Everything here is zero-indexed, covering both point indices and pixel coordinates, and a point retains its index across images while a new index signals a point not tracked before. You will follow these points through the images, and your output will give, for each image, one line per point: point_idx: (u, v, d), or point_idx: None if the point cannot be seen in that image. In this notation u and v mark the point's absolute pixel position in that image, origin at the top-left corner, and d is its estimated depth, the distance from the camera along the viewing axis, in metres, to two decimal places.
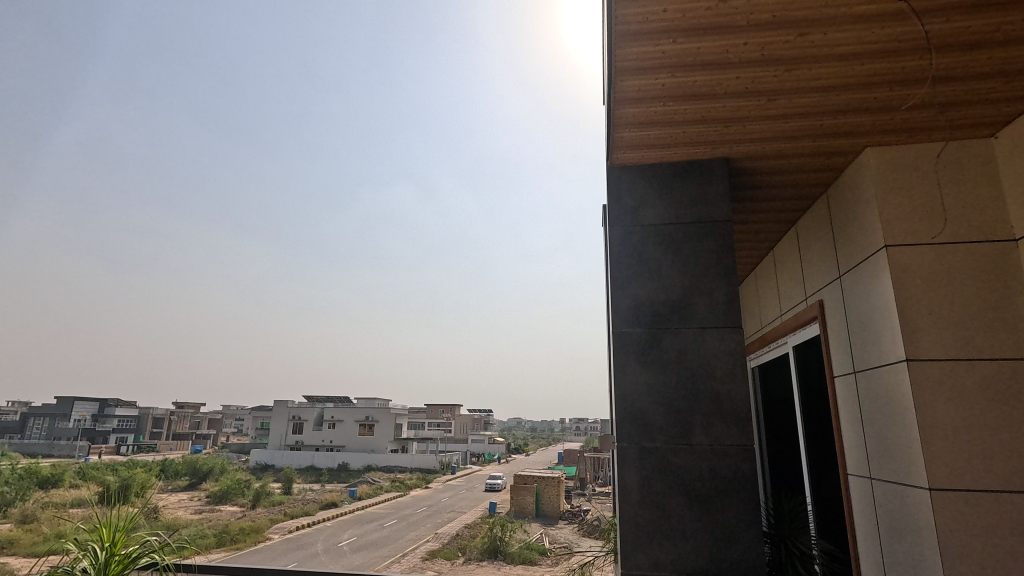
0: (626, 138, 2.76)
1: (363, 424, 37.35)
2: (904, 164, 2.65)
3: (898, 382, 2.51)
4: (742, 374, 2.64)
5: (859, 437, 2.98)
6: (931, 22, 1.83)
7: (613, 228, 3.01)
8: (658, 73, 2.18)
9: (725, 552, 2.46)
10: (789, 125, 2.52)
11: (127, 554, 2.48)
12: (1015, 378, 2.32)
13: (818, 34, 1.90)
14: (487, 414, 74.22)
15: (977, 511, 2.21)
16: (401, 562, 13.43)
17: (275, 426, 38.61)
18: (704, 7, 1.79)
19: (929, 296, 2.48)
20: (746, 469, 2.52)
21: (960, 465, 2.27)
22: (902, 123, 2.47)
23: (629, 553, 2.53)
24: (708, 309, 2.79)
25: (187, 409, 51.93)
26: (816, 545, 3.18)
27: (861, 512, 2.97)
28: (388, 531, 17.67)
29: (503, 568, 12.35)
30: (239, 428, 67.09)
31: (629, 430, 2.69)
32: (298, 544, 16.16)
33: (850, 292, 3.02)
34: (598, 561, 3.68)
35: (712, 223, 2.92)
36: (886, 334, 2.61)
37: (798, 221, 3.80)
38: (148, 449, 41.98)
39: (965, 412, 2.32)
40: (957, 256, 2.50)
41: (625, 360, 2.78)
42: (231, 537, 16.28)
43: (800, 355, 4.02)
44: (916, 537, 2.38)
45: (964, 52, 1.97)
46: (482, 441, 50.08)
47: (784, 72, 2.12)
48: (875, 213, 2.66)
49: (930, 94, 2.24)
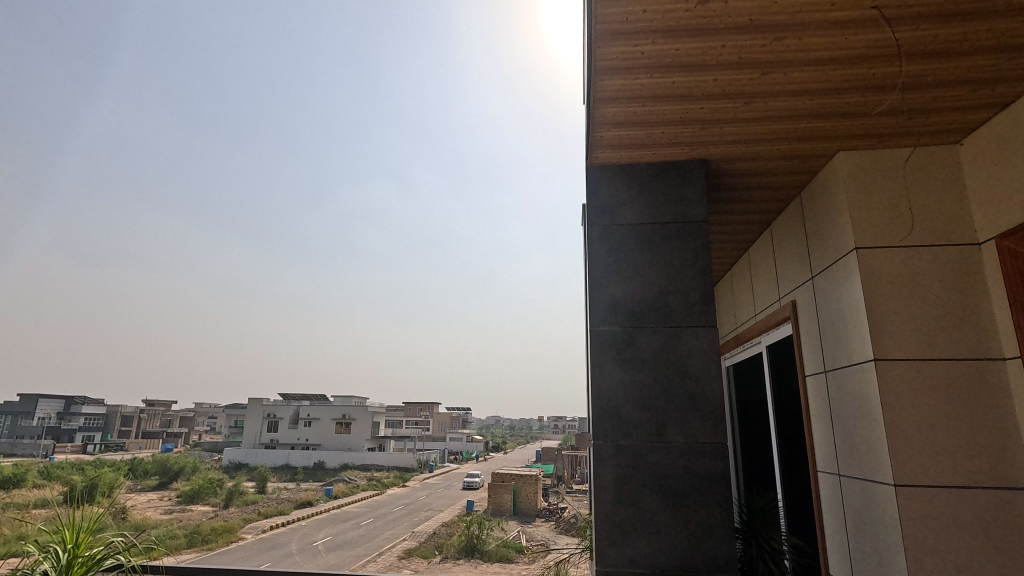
0: (605, 138, 2.77)
1: (340, 424, 36.93)
2: (874, 168, 2.72)
3: (866, 380, 2.58)
4: (717, 373, 2.68)
5: (828, 435, 3.05)
6: (901, 31, 1.87)
7: (591, 227, 3.02)
8: (636, 74, 2.19)
9: (699, 548, 2.49)
10: (764, 128, 2.57)
11: (90, 556, 2.42)
12: (976, 377, 2.39)
13: (792, 39, 1.93)
14: (465, 414, 74.22)
15: (940, 505, 2.28)
16: (377, 561, 13.32)
17: (248, 424, 38.00)
18: (683, 8, 1.81)
19: (895, 296, 2.55)
20: (718, 467, 2.56)
21: (925, 461, 2.34)
22: (871, 128, 2.53)
23: (603, 552, 2.54)
24: (684, 308, 2.82)
25: (158, 409, 50.74)
26: (786, 540, 3.22)
27: (830, 508, 3.03)
28: (365, 531, 17.52)
29: (479, 567, 12.36)
30: (212, 426, 66.14)
31: (605, 428, 2.70)
32: (272, 544, 15.93)
33: (822, 292, 3.09)
34: (573, 558, 3.69)
35: (688, 223, 2.95)
36: (856, 335, 2.67)
37: (773, 223, 3.86)
38: (116, 448, 40.87)
39: (930, 410, 2.39)
40: (923, 257, 2.56)
41: (602, 359, 2.79)
42: (203, 537, 15.98)
43: (773, 355, 4.08)
44: (882, 532, 2.44)
45: (934, 59, 2.03)
46: (460, 440, 49.95)
47: (760, 75, 2.15)
48: (846, 216, 2.72)
49: (899, 100, 2.30)
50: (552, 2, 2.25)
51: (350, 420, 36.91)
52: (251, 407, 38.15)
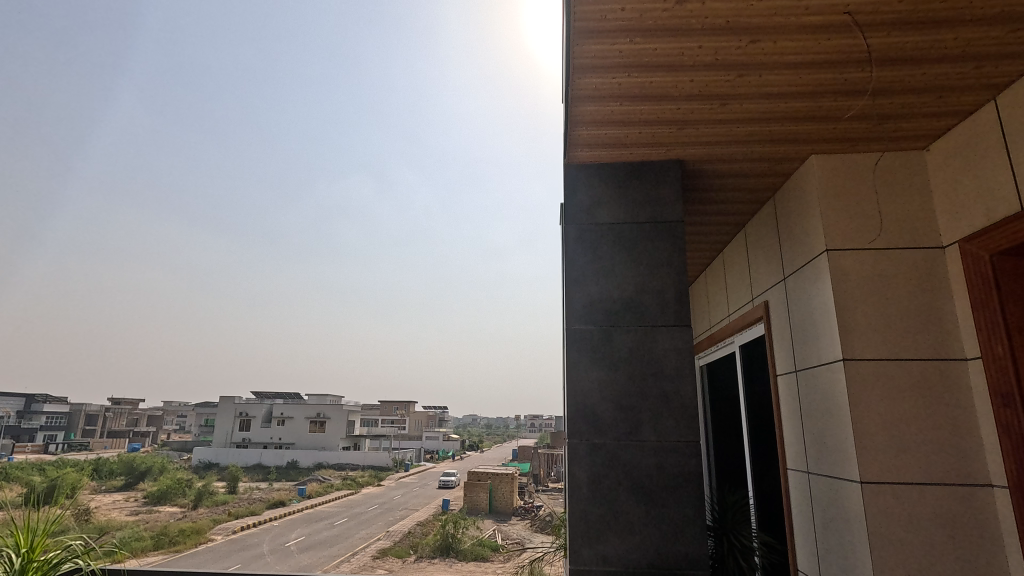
0: (583, 137, 2.77)
1: (314, 422, 36.37)
2: (844, 172, 2.78)
3: (835, 380, 2.63)
4: (690, 373, 2.71)
5: (798, 434, 3.10)
6: (871, 37, 1.91)
7: (568, 226, 3.02)
8: (614, 72, 2.19)
9: (672, 545, 2.51)
10: (740, 130, 2.59)
11: (47, 561, 2.33)
12: (940, 378, 2.45)
13: (768, 42, 1.95)
14: (442, 413, 73.91)
15: (903, 502, 2.34)
16: (350, 561, 13.15)
17: (220, 422, 37.27)
18: (661, 7, 1.81)
19: (862, 297, 2.61)
20: (691, 465, 2.58)
21: (889, 459, 2.40)
22: (842, 132, 2.58)
23: (577, 550, 2.54)
24: (660, 308, 2.84)
25: (124, 407, 49.32)
26: (756, 537, 3.27)
27: (799, 505, 3.08)
28: (338, 531, 17.32)
29: (454, 566, 12.33)
30: (182, 425, 64.96)
31: (580, 426, 2.70)
32: (242, 545, 15.63)
33: (794, 292, 3.13)
34: (547, 557, 3.69)
35: (664, 223, 2.97)
36: (826, 335, 2.72)
37: (747, 224, 3.91)
38: (80, 447, 39.58)
39: (894, 409, 2.45)
40: (890, 260, 2.62)
41: (577, 358, 2.79)
42: (170, 539, 15.59)
43: (745, 355, 4.14)
44: (848, 529, 2.50)
45: (904, 66, 2.07)
46: (437, 438, 49.74)
47: (736, 78, 2.18)
48: (817, 218, 2.78)
49: (869, 105, 2.34)
50: (532, 1, 2.24)
51: (325, 418, 36.41)
52: (222, 405, 37.35)
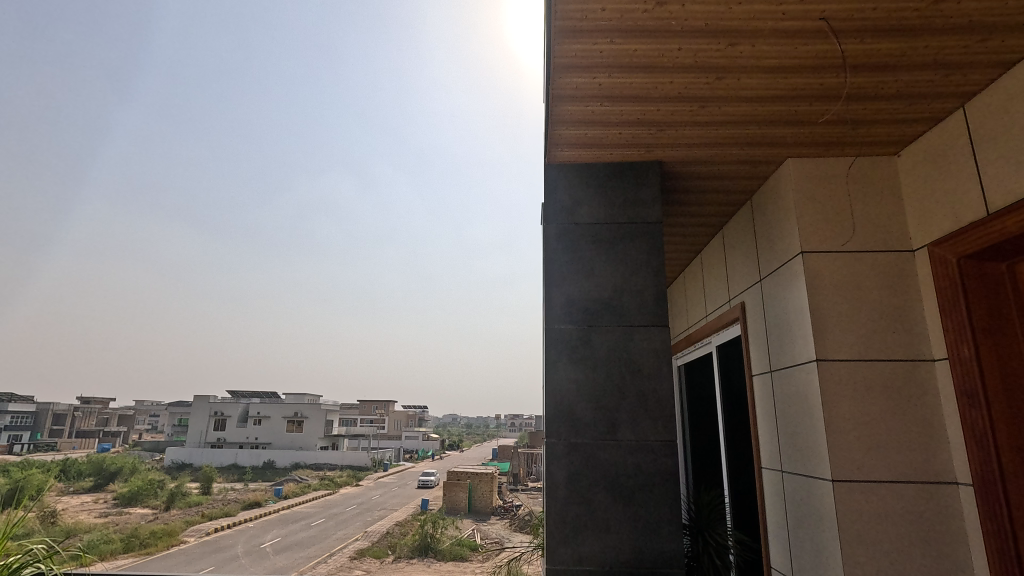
0: (564, 137, 2.77)
1: (292, 421, 35.86)
2: (819, 176, 2.83)
3: (808, 380, 2.67)
4: (668, 373, 2.73)
5: (772, 433, 3.15)
6: (846, 43, 1.95)
7: (548, 226, 3.01)
8: (595, 72, 2.19)
9: (648, 544, 2.52)
10: (718, 132, 2.62)
11: (6, 565, 2.25)
12: (910, 379, 2.50)
13: (746, 46, 1.97)
14: (422, 412, 73.54)
15: (873, 499, 2.39)
16: (327, 562, 13.02)
17: (194, 422, 36.54)
18: (642, 9, 1.81)
19: (836, 298, 2.65)
20: (668, 464, 2.60)
21: (860, 457, 2.45)
22: (817, 136, 2.62)
23: (554, 550, 2.54)
24: (638, 308, 2.85)
25: (94, 407, 47.98)
26: (730, 535, 3.31)
27: (773, 504, 3.13)
28: (315, 532, 17.12)
29: (433, 566, 12.29)
30: (155, 425, 63.57)
31: (558, 426, 2.70)
32: (216, 547, 15.34)
33: (770, 293, 3.18)
34: (525, 557, 3.69)
35: (643, 224, 2.99)
36: (800, 336, 2.77)
37: (724, 226, 3.96)
38: (47, 447, 38.38)
39: (865, 408, 2.50)
40: (863, 262, 2.67)
41: (556, 358, 2.79)
42: (141, 542, 15.23)
43: (722, 355, 4.19)
44: (820, 527, 2.54)
45: (877, 72, 2.11)
46: (416, 438, 49.46)
47: (714, 80, 2.19)
48: (793, 221, 2.82)
49: (843, 110, 2.39)
50: (514, 1, 2.23)
51: (303, 417, 35.92)
52: (196, 404, 36.62)
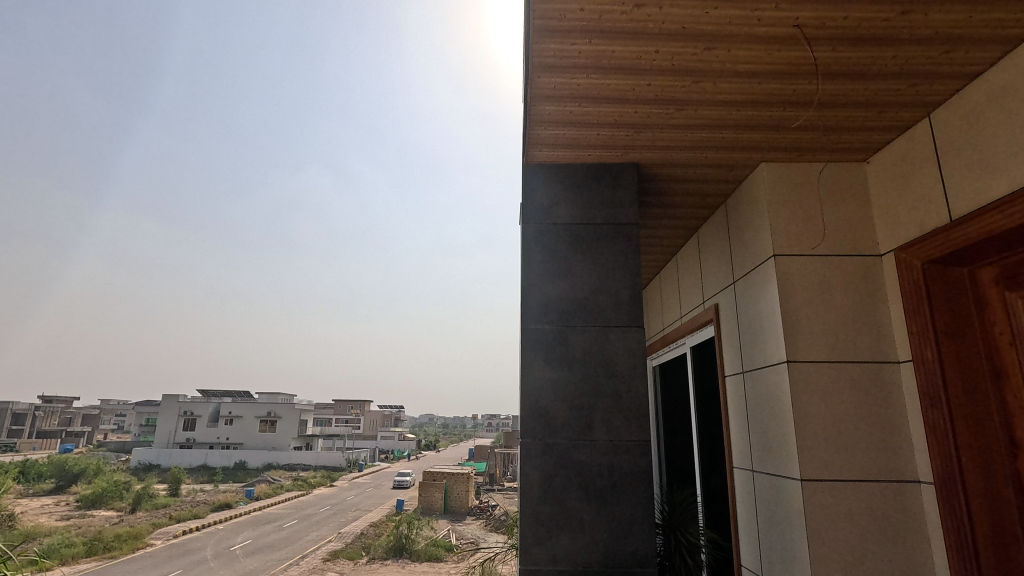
0: (542, 137, 2.77)
1: (264, 421, 35.22)
2: (791, 180, 2.88)
3: (779, 381, 2.72)
4: (642, 373, 2.75)
5: (744, 433, 3.20)
6: (818, 50, 1.98)
7: (525, 225, 3.01)
8: (573, 73, 2.19)
9: (620, 543, 2.54)
10: (694, 135, 2.65)
11: None
12: (876, 381, 2.57)
13: (721, 50, 2.00)
14: (398, 411, 73.06)
15: (839, 498, 2.44)
16: (300, 564, 12.82)
17: (162, 422, 35.63)
18: (619, 10, 1.82)
19: (806, 301, 2.71)
20: (641, 464, 2.62)
21: (827, 457, 2.50)
22: (789, 141, 2.67)
23: (527, 550, 2.53)
24: (614, 308, 2.87)
25: (56, 406, 46.42)
26: (702, 534, 3.35)
27: (743, 503, 3.18)
28: (288, 533, 16.85)
29: (407, 567, 12.21)
30: (120, 425, 61.87)
31: (533, 426, 2.69)
32: (184, 550, 14.98)
33: (742, 295, 3.23)
34: (500, 556, 3.67)
35: (620, 225, 3.01)
36: (771, 337, 2.81)
37: (700, 228, 4.00)
38: (6, 448, 36.99)
39: (832, 408, 2.56)
40: (832, 266, 2.73)
41: (531, 358, 2.78)
42: (105, 545, 14.80)
43: (696, 356, 4.24)
44: (789, 526, 2.58)
45: (848, 80, 2.16)
46: (392, 438, 49.05)
47: (690, 84, 2.22)
48: (765, 224, 2.87)
49: (814, 116, 2.43)
50: None
51: (277, 417, 35.33)
52: (165, 403, 35.71)
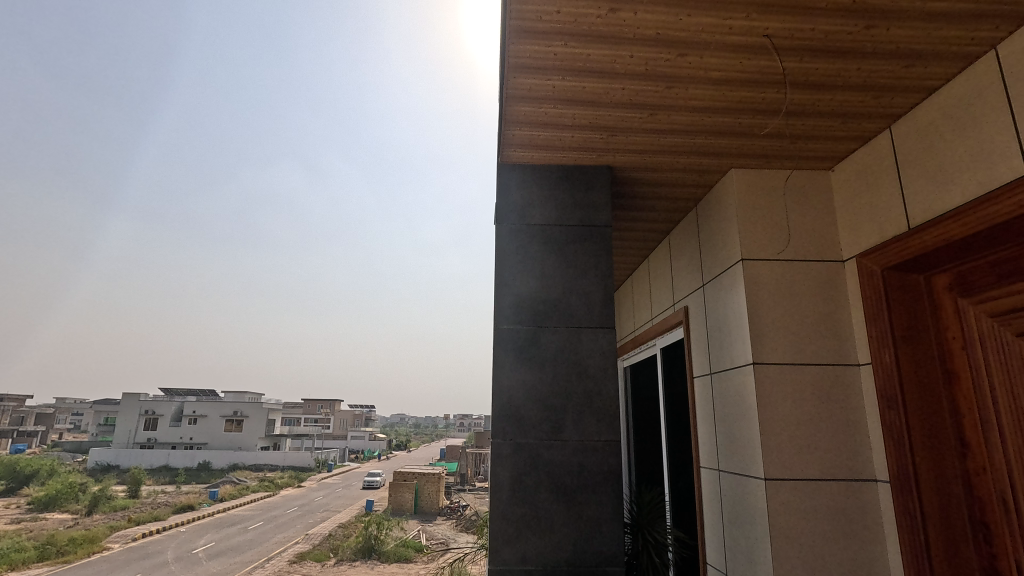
0: (516, 137, 2.77)
1: (230, 421, 34.37)
2: (760, 186, 2.95)
3: (745, 382, 2.78)
4: (613, 374, 2.78)
5: (711, 432, 3.26)
6: (787, 61, 2.04)
7: (499, 225, 3.01)
8: (548, 74, 2.19)
9: (589, 542, 2.56)
10: (666, 140, 2.69)
11: None
12: (837, 382, 2.65)
13: (694, 57, 2.03)
14: (369, 411, 72.21)
15: (801, 496, 2.51)
16: (265, 566, 12.56)
17: (122, 421, 34.46)
18: (595, 14, 1.83)
19: (772, 305, 2.77)
20: (610, 464, 2.65)
21: (790, 456, 2.56)
22: (758, 148, 2.73)
23: (496, 550, 2.53)
24: (586, 309, 2.89)
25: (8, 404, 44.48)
26: (669, 532, 3.41)
27: (709, 501, 3.24)
28: (253, 535, 16.50)
29: (376, 568, 12.08)
30: (76, 425, 59.65)
31: (504, 425, 2.69)
32: (143, 553, 14.52)
33: (711, 298, 3.29)
34: (469, 556, 3.66)
35: (593, 226, 3.04)
36: (738, 339, 2.88)
37: (671, 231, 4.07)
38: None
39: (795, 408, 2.63)
40: (797, 271, 2.81)
41: (503, 358, 2.78)
42: (59, 549, 14.25)
43: (666, 358, 4.31)
44: (752, 524, 2.64)
45: (814, 90, 2.22)
46: (362, 438, 48.48)
47: (664, 89, 2.25)
48: (735, 229, 2.93)
49: (782, 125, 2.50)
50: None
51: (243, 416, 34.53)
52: (125, 402, 34.52)
